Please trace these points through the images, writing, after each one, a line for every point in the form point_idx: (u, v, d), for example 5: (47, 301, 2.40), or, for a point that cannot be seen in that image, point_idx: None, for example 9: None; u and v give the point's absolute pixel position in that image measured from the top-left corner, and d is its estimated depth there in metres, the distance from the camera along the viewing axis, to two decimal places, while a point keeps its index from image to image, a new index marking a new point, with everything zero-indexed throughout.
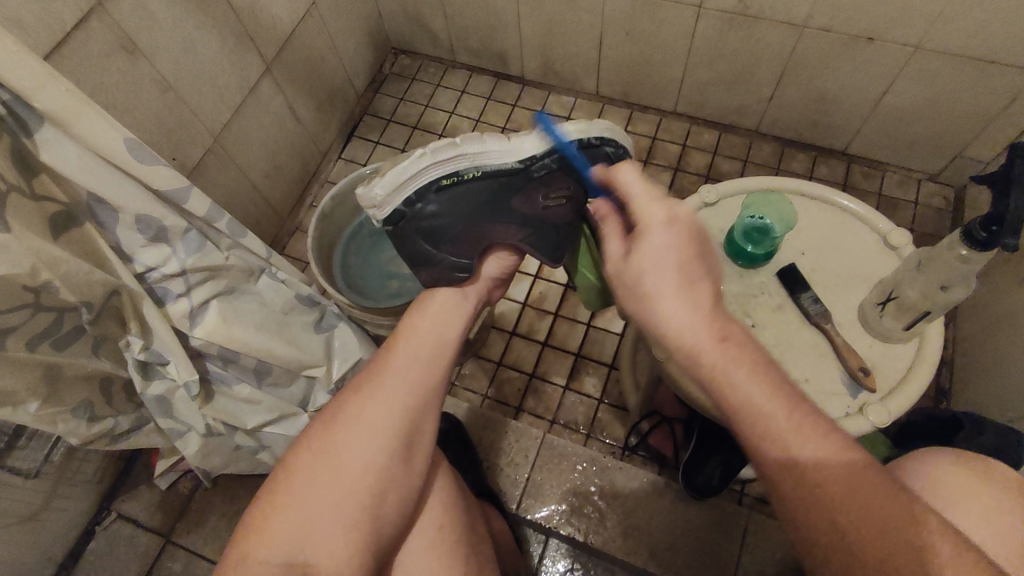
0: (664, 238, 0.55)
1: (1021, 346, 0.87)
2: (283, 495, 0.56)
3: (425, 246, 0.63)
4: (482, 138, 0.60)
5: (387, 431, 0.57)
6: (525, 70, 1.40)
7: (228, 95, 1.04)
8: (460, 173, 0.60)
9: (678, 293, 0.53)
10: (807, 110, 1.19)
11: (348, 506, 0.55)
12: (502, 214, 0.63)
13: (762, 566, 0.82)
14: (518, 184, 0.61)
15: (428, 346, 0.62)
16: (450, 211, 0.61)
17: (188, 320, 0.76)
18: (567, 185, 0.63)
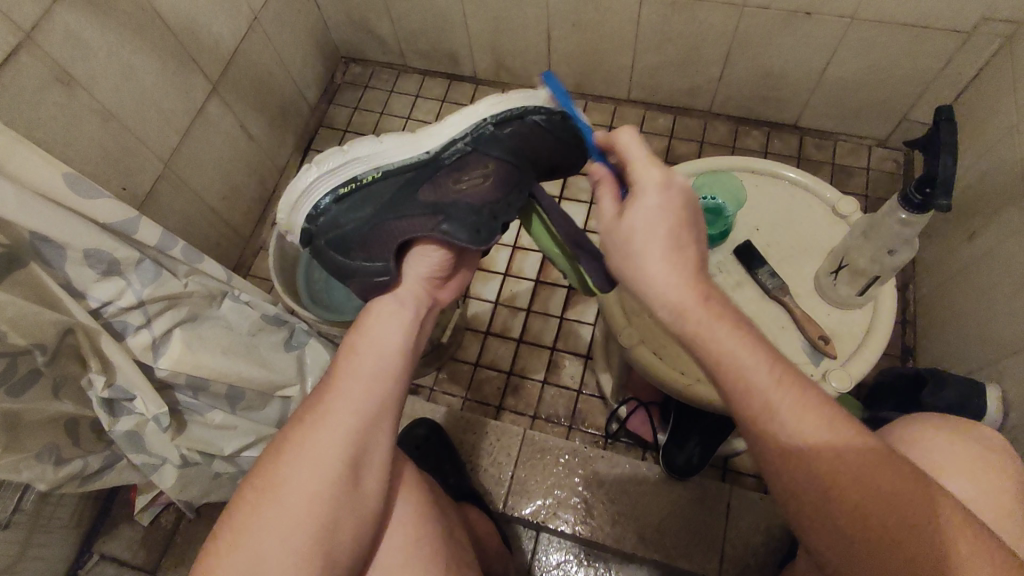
0: (659, 201, 0.53)
1: (976, 299, 0.90)
2: (231, 534, 0.54)
3: (340, 258, 0.67)
4: (380, 142, 0.66)
5: (333, 461, 0.56)
6: (477, 69, 1.40)
7: (174, 118, 1.02)
8: (357, 178, 0.65)
9: (667, 256, 0.51)
10: (756, 87, 1.21)
11: (298, 537, 0.54)
12: (412, 206, 0.64)
13: (748, 538, 0.83)
14: (427, 175, 0.64)
15: (369, 365, 0.60)
16: (353, 216, 0.65)
17: (151, 352, 0.75)
18: (480, 163, 0.64)
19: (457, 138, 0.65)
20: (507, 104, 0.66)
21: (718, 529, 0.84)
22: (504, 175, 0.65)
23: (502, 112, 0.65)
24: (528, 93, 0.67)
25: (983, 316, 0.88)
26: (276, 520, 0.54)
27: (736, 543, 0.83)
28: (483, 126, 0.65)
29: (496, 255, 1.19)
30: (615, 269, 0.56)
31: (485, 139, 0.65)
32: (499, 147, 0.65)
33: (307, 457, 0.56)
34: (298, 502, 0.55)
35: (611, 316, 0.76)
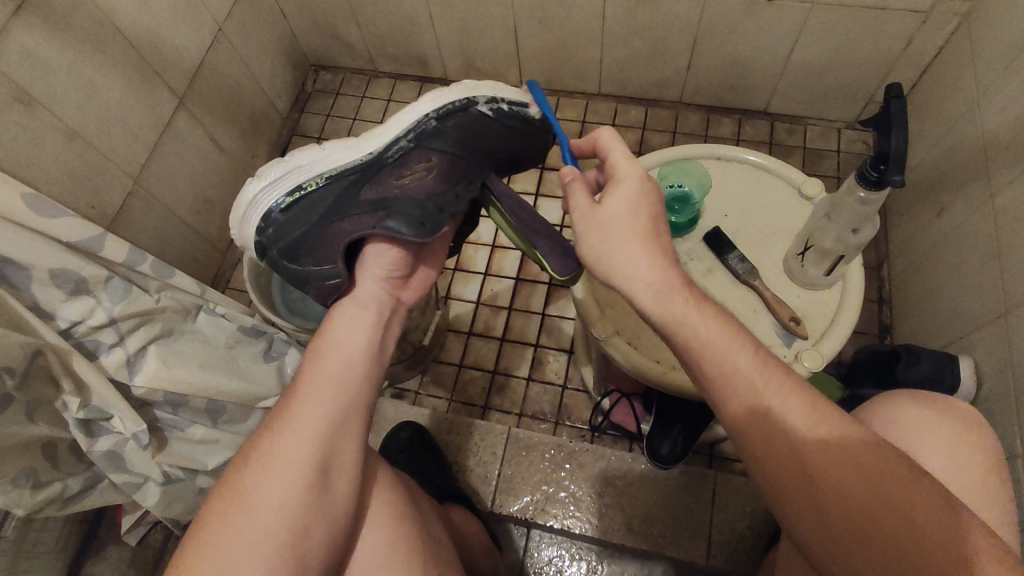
0: (638, 191, 0.54)
1: (947, 274, 0.92)
2: (197, 549, 0.54)
3: (292, 266, 0.67)
4: (320, 149, 0.67)
5: (303, 465, 0.56)
6: (447, 71, 1.40)
7: (142, 133, 1.01)
8: (299, 187, 0.65)
9: (645, 246, 0.52)
10: (725, 75, 1.22)
11: (267, 546, 0.54)
12: (357, 206, 0.65)
13: (734, 522, 0.84)
14: (370, 175, 0.65)
15: (334, 369, 0.60)
16: (299, 223, 0.66)
17: (126, 369, 0.74)
18: (422, 159, 0.66)
19: (400, 136, 0.66)
20: (448, 98, 0.67)
21: (705, 515, 0.85)
22: (448, 167, 0.66)
23: (443, 106, 0.66)
24: (463, 87, 0.68)
25: (954, 290, 0.89)
26: (245, 526, 0.54)
27: (722, 528, 0.84)
28: (425, 121, 0.66)
29: (475, 255, 1.19)
30: (589, 256, 0.54)
31: (427, 134, 0.65)
32: (442, 141, 0.66)
33: (277, 462, 0.56)
34: (268, 508, 0.55)
35: (586, 310, 0.76)
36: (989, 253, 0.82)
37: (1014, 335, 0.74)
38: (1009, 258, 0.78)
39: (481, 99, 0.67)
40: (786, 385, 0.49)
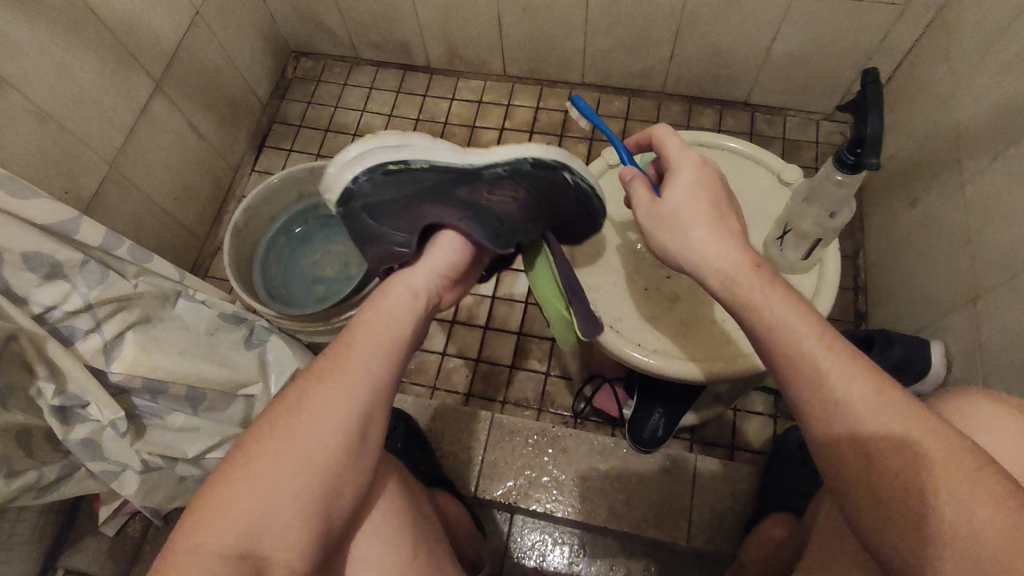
0: (695, 175, 0.57)
1: (920, 263, 0.94)
2: (230, 492, 0.53)
3: (366, 225, 0.66)
4: (436, 142, 0.68)
5: (321, 435, 0.55)
6: (430, 59, 1.39)
7: (117, 117, 0.99)
8: (406, 161, 0.66)
9: (710, 226, 0.54)
10: (706, 65, 1.23)
11: (301, 497, 0.53)
12: (446, 199, 0.65)
13: (714, 504, 0.86)
14: (465, 180, 0.66)
15: (386, 339, 0.59)
16: (390, 190, 0.66)
17: (103, 356, 0.74)
18: (511, 189, 0.65)
19: (500, 163, 0.66)
20: (553, 153, 0.67)
21: (684, 498, 0.86)
22: (532, 206, 0.65)
23: (547, 157, 0.66)
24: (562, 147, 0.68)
25: (926, 277, 0.92)
26: (257, 495, 0.53)
27: (701, 511, 0.86)
28: (525, 162, 0.66)
29: None
30: (660, 247, 0.57)
31: (522, 172, 0.66)
32: (532, 184, 0.66)
33: (291, 431, 0.54)
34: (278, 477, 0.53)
35: None
36: (960, 241, 0.84)
37: (983, 320, 0.76)
38: (979, 245, 0.80)
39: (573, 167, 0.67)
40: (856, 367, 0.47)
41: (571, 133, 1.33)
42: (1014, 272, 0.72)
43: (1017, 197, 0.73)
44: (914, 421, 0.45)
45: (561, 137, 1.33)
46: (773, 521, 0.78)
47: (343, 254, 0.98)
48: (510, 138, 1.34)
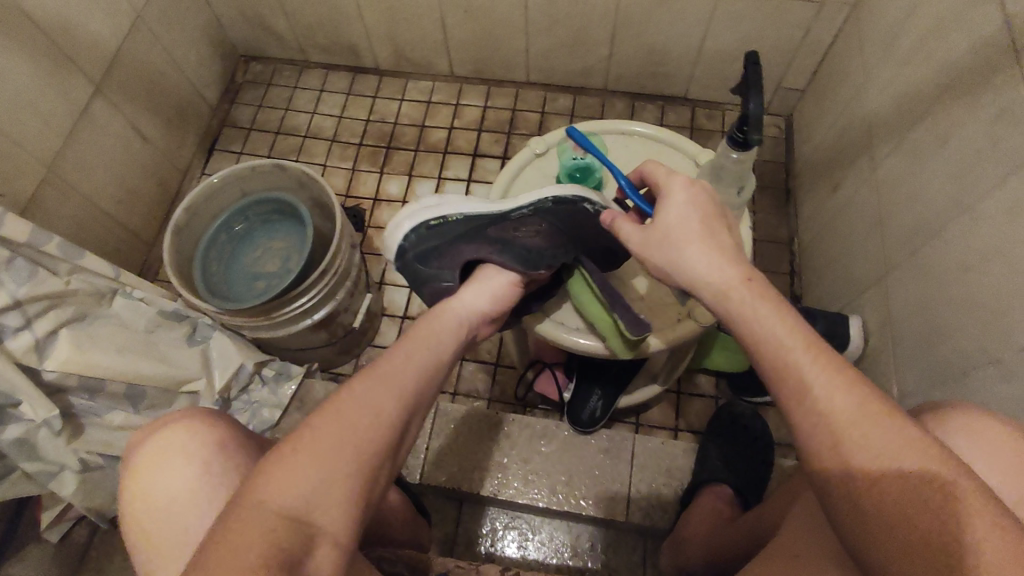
0: (686, 197, 0.56)
1: (842, 245, 0.99)
2: (296, 447, 0.47)
3: (415, 270, 0.67)
4: (462, 194, 0.67)
5: (389, 418, 0.50)
6: (379, 61, 1.41)
7: (54, 120, 0.99)
8: (444, 215, 0.65)
9: (701, 246, 0.53)
10: (645, 62, 1.27)
11: (366, 463, 0.49)
12: (482, 240, 0.65)
13: (653, 481, 0.88)
14: (496, 221, 0.65)
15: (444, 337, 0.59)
16: (432, 238, 0.65)
17: (35, 353, 0.73)
18: (540, 226, 0.66)
19: (524, 203, 0.66)
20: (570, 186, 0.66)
21: (623, 478, 0.88)
22: (558, 236, 0.66)
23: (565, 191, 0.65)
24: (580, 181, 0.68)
25: (848, 257, 0.96)
26: (318, 484, 0.46)
27: (640, 489, 0.88)
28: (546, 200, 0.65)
29: None
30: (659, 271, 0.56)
31: (546, 207, 0.65)
32: (557, 218, 0.66)
33: (358, 417, 0.49)
34: (341, 467, 0.47)
35: None
36: (874, 221, 0.88)
37: (893, 294, 0.81)
38: (889, 223, 0.84)
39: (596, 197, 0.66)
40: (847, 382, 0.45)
41: (518, 130, 1.36)
42: (916, 246, 0.76)
43: (918, 176, 0.78)
44: (911, 446, 0.42)
45: (509, 134, 1.36)
46: (706, 494, 0.83)
47: (285, 249, 0.99)
48: (458, 137, 1.37)
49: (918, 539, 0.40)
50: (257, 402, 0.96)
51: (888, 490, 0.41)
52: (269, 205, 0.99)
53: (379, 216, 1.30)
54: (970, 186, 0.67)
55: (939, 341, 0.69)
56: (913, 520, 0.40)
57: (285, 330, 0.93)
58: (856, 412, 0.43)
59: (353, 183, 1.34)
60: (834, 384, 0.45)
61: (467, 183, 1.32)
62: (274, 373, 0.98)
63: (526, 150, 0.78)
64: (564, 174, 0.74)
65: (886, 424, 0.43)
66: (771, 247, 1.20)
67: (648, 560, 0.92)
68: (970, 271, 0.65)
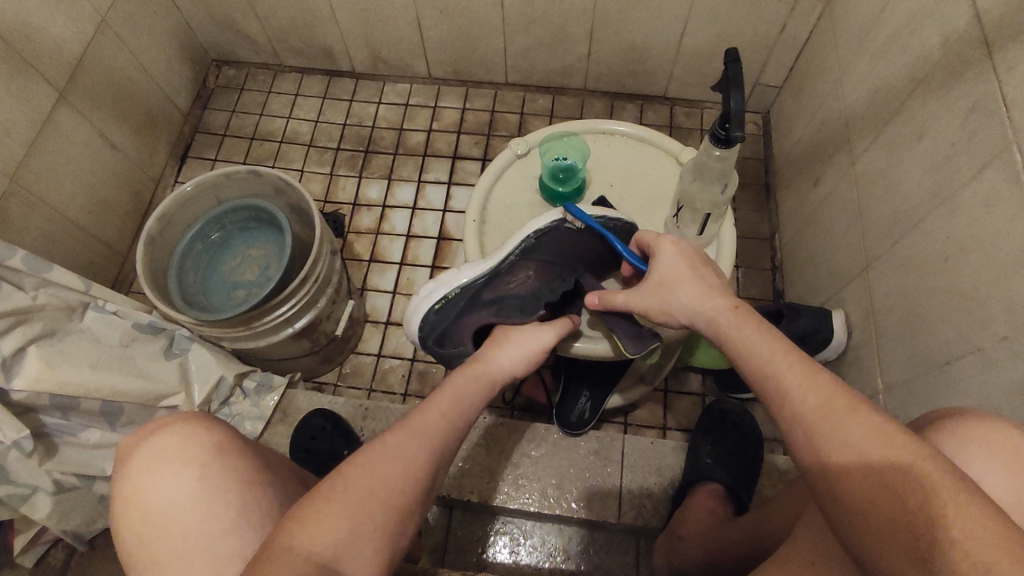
0: (673, 249, 0.59)
1: (822, 239, 1.00)
2: (327, 497, 0.47)
3: (443, 352, 0.68)
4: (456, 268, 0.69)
5: (419, 474, 0.50)
6: (355, 63, 1.39)
7: (17, 130, 0.96)
8: (446, 295, 0.66)
9: (687, 290, 0.56)
10: (623, 61, 1.27)
11: (391, 518, 0.48)
12: (484, 301, 0.66)
13: (644, 481, 0.87)
14: (488, 280, 0.67)
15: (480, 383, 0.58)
16: (442, 316, 0.67)
17: (3, 372, 0.70)
18: (530, 266, 0.67)
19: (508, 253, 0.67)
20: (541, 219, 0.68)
21: (614, 478, 0.87)
22: (551, 270, 0.67)
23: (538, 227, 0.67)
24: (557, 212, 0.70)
25: (828, 251, 0.97)
26: (344, 541, 0.46)
27: (632, 489, 0.87)
28: (526, 242, 0.66)
29: (390, 246, 1.25)
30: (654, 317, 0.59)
31: (527, 248, 0.66)
32: (541, 253, 0.67)
33: (388, 470, 0.49)
34: (369, 523, 0.47)
35: None
36: (854, 215, 0.89)
37: (875, 286, 0.81)
38: (869, 216, 0.85)
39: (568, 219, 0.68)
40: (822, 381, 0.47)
41: (498, 131, 1.35)
42: (896, 238, 0.77)
43: (895, 169, 0.79)
44: (875, 432, 0.43)
45: (489, 135, 1.35)
46: (701, 492, 0.83)
47: (263, 257, 0.97)
48: (438, 140, 1.35)
49: (897, 515, 0.40)
50: (238, 415, 0.94)
51: (857, 472, 0.42)
52: (245, 213, 0.96)
53: (359, 221, 1.28)
54: (947, 177, 0.68)
55: (922, 332, 0.70)
56: (888, 504, 0.40)
57: (267, 340, 0.91)
58: (827, 404, 0.45)
59: (332, 188, 1.32)
60: (808, 384, 0.47)
61: (448, 185, 1.31)
62: (255, 386, 0.96)
63: (508, 151, 0.77)
64: (546, 174, 0.73)
65: (859, 417, 0.44)
66: (752, 242, 1.21)
67: (641, 560, 0.91)
68: (950, 262, 0.66)
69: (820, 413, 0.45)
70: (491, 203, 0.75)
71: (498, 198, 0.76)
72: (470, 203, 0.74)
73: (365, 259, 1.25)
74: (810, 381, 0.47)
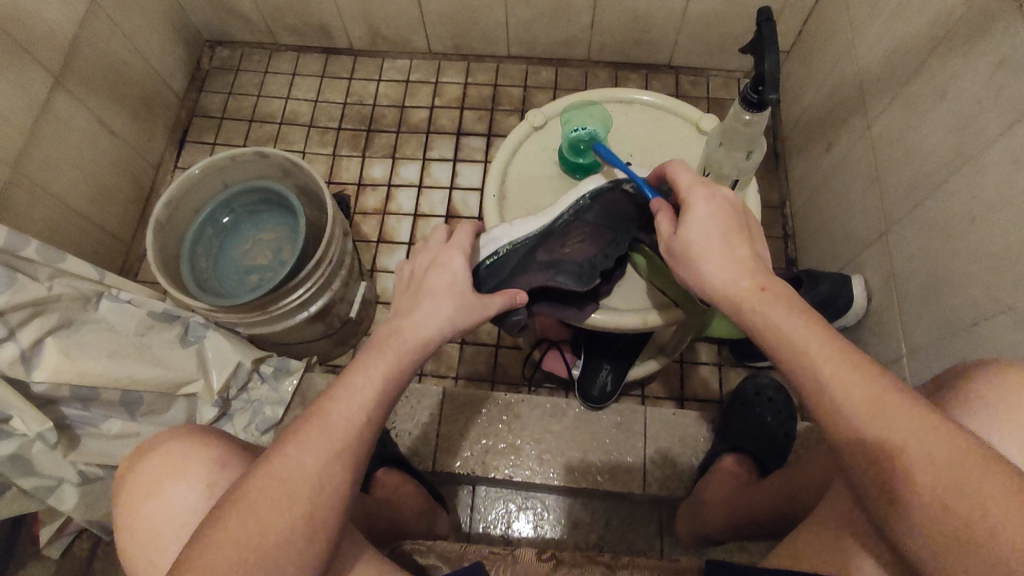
0: (710, 207, 0.52)
1: (837, 206, 0.99)
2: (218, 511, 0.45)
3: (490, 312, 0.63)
4: (506, 223, 0.64)
5: (296, 465, 0.46)
6: (352, 40, 1.36)
7: (12, 116, 0.93)
8: (497, 252, 0.61)
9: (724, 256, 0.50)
10: (628, 30, 1.25)
11: (267, 514, 0.45)
12: (535, 266, 0.62)
13: (667, 452, 0.88)
14: (541, 240, 0.62)
15: (399, 343, 0.52)
16: (493, 276, 0.61)
17: (23, 365, 0.70)
18: (585, 229, 0.63)
19: (562, 213, 0.63)
20: (599, 179, 0.64)
21: (638, 449, 0.88)
22: (607, 235, 0.63)
23: (596, 186, 0.63)
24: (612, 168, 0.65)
25: (844, 216, 0.97)
26: (300, 467, 0.46)
27: (655, 459, 0.87)
28: (582, 202, 0.62)
29: (397, 227, 1.23)
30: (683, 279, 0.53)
31: (583, 209, 0.62)
32: (597, 216, 0.63)
33: (268, 478, 0.45)
34: (323, 450, 0.47)
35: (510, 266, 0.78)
36: (871, 179, 0.88)
37: (895, 251, 0.81)
38: (887, 180, 0.84)
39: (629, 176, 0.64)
40: (857, 365, 0.44)
41: (502, 106, 1.33)
42: (918, 201, 0.77)
43: (915, 130, 0.78)
44: (927, 436, 0.40)
45: (492, 110, 1.33)
46: (725, 463, 0.83)
47: (276, 240, 0.95)
48: (441, 116, 1.33)
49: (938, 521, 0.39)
50: (258, 400, 0.94)
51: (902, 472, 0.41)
52: (255, 196, 0.95)
53: (364, 202, 1.26)
54: (974, 135, 0.67)
55: (947, 293, 0.70)
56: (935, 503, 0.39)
57: (282, 324, 0.89)
58: (874, 399, 0.42)
59: (335, 169, 1.30)
60: (846, 370, 0.44)
61: (454, 163, 1.29)
62: (273, 370, 0.94)
63: (524, 124, 0.76)
64: (566, 146, 0.71)
65: (906, 407, 0.42)
66: (763, 211, 1.21)
67: (664, 530, 0.93)
68: (977, 222, 0.65)
69: (861, 407, 0.42)
70: (510, 176, 0.74)
71: (517, 172, 0.74)
72: (489, 176, 0.73)
73: (373, 241, 1.23)
74: (849, 364, 0.44)
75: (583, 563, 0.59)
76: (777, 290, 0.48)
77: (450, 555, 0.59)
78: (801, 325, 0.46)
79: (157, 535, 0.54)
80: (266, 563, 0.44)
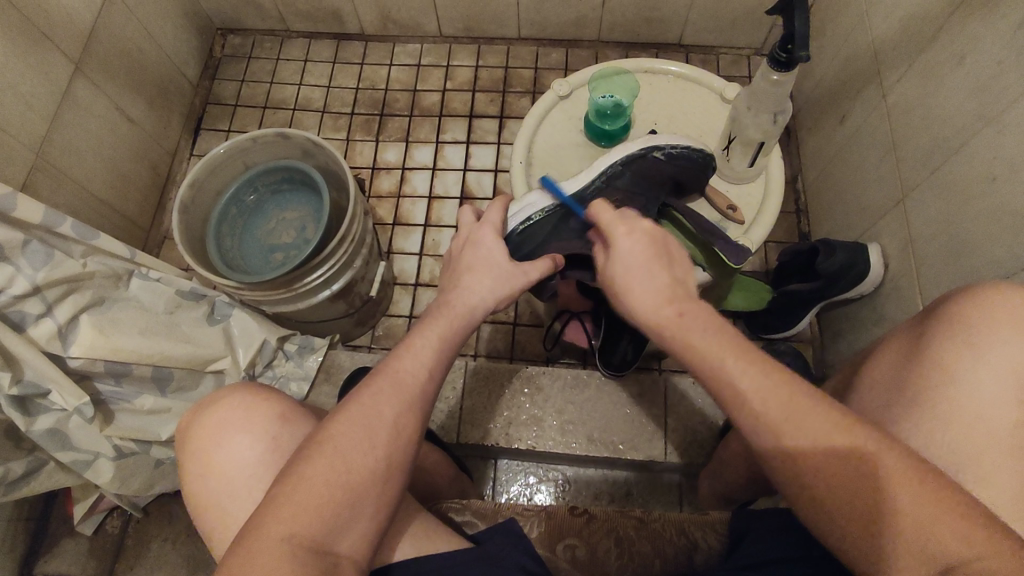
0: (631, 244, 0.50)
1: (852, 177, 1.00)
2: (297, 463, 0.46)
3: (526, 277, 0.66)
4: (538, 189, 0.64)
5: (373, 415, 0.49)
6: (364, 25, 1.36)
7: (36, 102, 0.94)
8: (531, 217, 0.62)
9: (648, 287, 0.48)
10: (639, 9, 1.25)
11: (351, 460, 0.47)
12: (567, 232, 0.63)
13: (688, 421, 0.89)
14: (574, 206, 0.62)
15: (454, 314, 0.55)
16: (528, 241, 0.63)
17: (59, 341, 0.71)
18: (615, 193, 0.63)
19: (594, 179, 0.62)
20: (632, 145, 0.63)
21: (658, 418, 0.89)
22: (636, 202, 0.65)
23: (628, 153, 0.63)
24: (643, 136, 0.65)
25: (859, 187, 0.97)
26: (377, 415, 0.49)
27: (676, 429, 0.88)
28: (615, 168, 0.62)
29: (413, 209, 1.24)
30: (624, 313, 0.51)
31: (614, 174, 0.62)
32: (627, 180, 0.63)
33: (346, 431, 0.48)
34: (397, 400, 0.50)
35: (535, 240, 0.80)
36: (886, 148, 0.89)
37: (913, 217, 0.82)
38: (904, 147, 0.85)
39: (660, 144, 0.64)
40: (778, 382, 0.43)
41: (513, 87, 1.34)
42: (936, 165, 0.77)
43: (933, 95, 0.79)
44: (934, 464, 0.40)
45: (503, 92, 1.33)
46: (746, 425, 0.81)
47: (300, 219, 0.97)
48: (453, 99, 1.34)
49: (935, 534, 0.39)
50: (284, 376, 0.95)
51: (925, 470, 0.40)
52: (279, 174, 0.96)
53: (379, 184, 1.28)
54: (996, 96, 0.68)
55: (968, 255, 0.71)
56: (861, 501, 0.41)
57: (306, 302, 0.91)
58: (798, 400, 0.44)
59: (349, 153, 1.31)
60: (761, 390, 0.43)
61: (467, 144, 1.30)
62: (297, 347, 0.97)
63: (550, 93, 0.77)
64: (592, 113, 0.74)
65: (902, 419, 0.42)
66: None
67: (684, 499, 0.94)
68: (998, 182, 0.66)
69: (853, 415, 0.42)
70: (537, 144, 0.76)
71: (543, 140, 0.76)
72: (517, 143, 0.75)
73: (389, 223, 1.24)
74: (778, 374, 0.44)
75: (614, 518, 0.61)
76: (697, 315, 0.46)
77: (484, 513, 0.62)
78: (733, 346, 0.45)
79: (221, 502, 0.56)
80: (353, 503, 0.46)
